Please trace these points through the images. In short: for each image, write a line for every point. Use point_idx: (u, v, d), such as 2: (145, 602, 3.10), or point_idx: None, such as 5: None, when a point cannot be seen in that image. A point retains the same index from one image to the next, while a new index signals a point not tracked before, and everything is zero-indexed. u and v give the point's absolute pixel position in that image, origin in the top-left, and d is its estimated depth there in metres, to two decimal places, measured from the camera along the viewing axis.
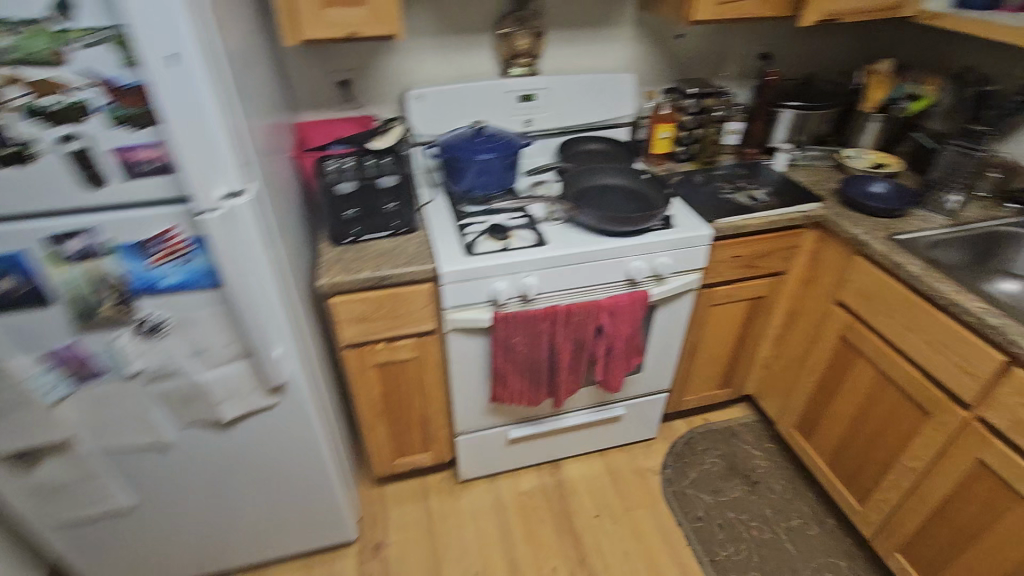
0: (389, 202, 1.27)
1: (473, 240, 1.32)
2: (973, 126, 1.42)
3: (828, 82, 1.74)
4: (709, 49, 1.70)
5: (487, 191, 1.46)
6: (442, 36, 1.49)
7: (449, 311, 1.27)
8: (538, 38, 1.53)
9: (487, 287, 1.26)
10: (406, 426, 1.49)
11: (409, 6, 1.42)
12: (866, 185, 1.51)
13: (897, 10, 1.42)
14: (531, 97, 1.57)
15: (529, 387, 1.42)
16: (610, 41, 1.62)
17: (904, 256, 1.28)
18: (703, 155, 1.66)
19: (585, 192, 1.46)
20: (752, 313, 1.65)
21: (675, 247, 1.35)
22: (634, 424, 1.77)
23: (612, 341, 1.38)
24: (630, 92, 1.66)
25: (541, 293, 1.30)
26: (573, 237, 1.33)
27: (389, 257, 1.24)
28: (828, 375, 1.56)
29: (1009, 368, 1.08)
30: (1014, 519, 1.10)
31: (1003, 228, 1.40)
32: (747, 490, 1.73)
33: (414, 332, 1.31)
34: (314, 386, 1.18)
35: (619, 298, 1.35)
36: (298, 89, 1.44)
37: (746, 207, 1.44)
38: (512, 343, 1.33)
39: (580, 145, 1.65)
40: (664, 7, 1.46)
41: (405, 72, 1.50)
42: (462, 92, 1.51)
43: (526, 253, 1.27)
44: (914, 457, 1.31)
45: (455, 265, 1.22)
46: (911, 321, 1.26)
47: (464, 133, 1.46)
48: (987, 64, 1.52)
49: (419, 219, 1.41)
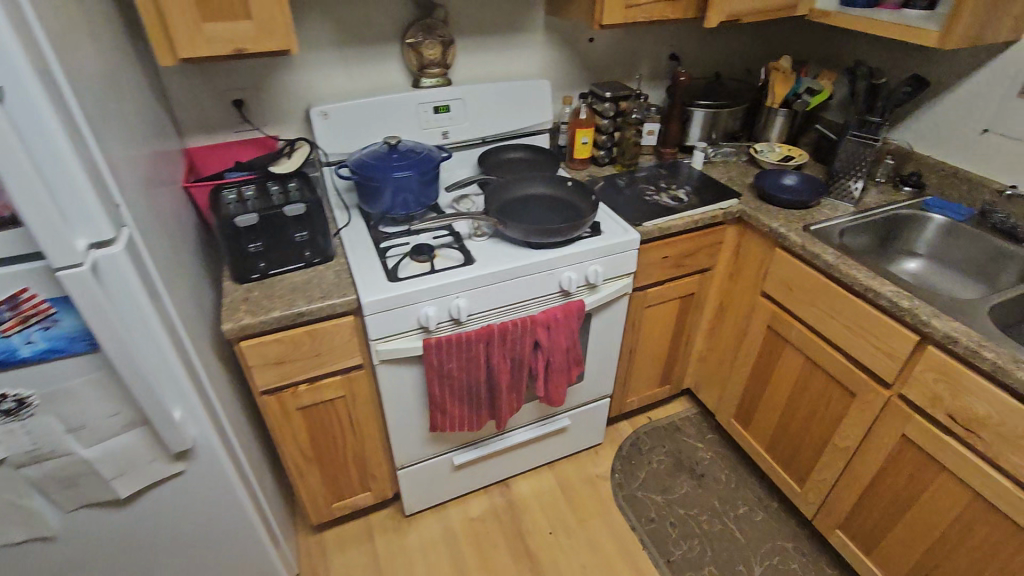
0: (299, 231, 1.17)
1: (396, 264, 1.24)
2: (868, 117, 1.49)
3: (735, 80, 1.79)
4: (620, 52, 1.71)
5: (407, 210, 1.38)
6: (344, 48, 1.39)
7: (376, 342, 1.19)
8: (448, 47, 1.47)
9: (415, 314, 1.19)
10: (342, 467, 1.39)
11: (305, 17, 1.32)
12: (778, 180, 1.56)
13: (791, 10, 1.48)
14: (445, 108, 1.50)
15: (470, 411, 1.36)
16: (522, 47, 1.59)
17: (819, 245, 1.32)
18: (624, 159, 1.66)
19: (510, 203, 1.41)
20: (684, 311, 1.67)
21: (604, 254, 1.33)
22: (580, 433, 1.75)
23: (551, 355, 1.35)
24: (547, 99, 1.63)
25: (473, 313, 1.24)
26: (502, 253, 1.28)
27: (304, 291, 1.14)
28: (759, 365, 1.59)
29: (922, 346, 1.13)
30: (939, 488, 1.16)
31: (903, 211, 1.49)
32: (694, 484, 1.75)
33: (339, 369, 1.21)
34: (229, 442, 1.06)
35: (553, 312, 1.31)
36: (185, 113, 1.30)
37: (670, 208, 1.45)
38: (447, 369, 1.26)
39: (501, 155, 1.60)
40: (572, 11, 1.44)
41: (306, 89, 1.40)
42: (372, 107, 1.42)
43: (453, 274, 1.20)
44: (844, 437, 1.36)
45: (377, 293, 1.14)
46: (831, 308, 1.31)
47: (377, 150, 1.38)
48: (874, 57, 1.61)
49: (336, 245, 1.32)
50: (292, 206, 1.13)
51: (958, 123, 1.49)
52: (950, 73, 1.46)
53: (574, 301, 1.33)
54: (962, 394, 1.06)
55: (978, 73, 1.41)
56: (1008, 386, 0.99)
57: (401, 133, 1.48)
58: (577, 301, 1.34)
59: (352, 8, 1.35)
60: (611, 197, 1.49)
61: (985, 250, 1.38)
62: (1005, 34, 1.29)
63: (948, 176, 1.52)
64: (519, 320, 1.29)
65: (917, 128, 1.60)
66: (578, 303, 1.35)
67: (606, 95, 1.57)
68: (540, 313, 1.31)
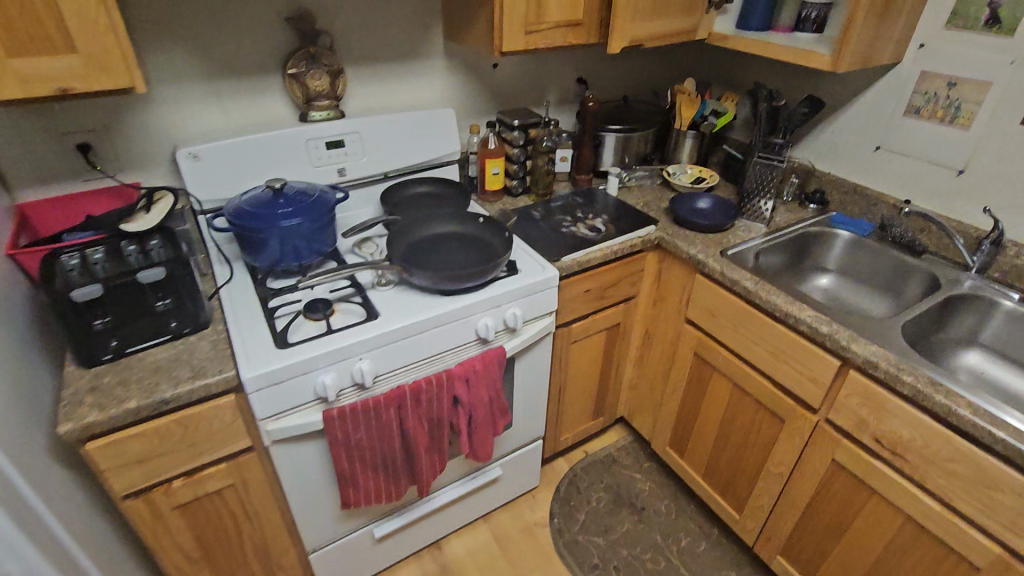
0: (161, 298, 0.99)
1: (286, 327, 1.09)
2: (772, 138, 1.50)
3: (643, 103, 1.77)
4: (526, 77, 1.64)
5: (299, 260, 1.23)
6: (213, 80, 1.23)
7: (265, 421, 1.02)
8: (336, 77, 1.33)
9: (310, 384, 1.03)
10: (240, 563, 1.19)
11: (160, 46, 1.14)
12: (691, 204, 1.54)
13: (691, 34, 1.46)
14: (339, 143, 1.36)
15: (386, 481, 1.21)
16: (421, 74, 1.48)
17: (737, 271, 1.29)
18: (538, 189, 1.57)
19: (417, 246, 1.29)
20: (611, 342, 1.61)
21: (522, 295, 1.24)
22: (514, 479, 1.64)
23: (473, 409, 1.23)
24: (453, 128, 1.52)
25: (379, 375, 1.10)
26: (409, 304, 1.15)
27: (170, 371, 0.96)
28: (689, 391, 1.56)
29: (844, 370, 1.11)
30: (872, 512, 1.14)
31: (812, 228, 1.50)
32: (635, 520, 1.68)
33: (223, 456, 1.03)
34: (76, 571, 0.86)
35: (472, 363, 1.19)
36: (13, 163, 1.08)
37: (588, 239, 1.38)
38: (354, 440, 1.11)
39: (407, 190, 1.48)
40: (470, 37, 1.35)
41: (170, 128, 1.21)
42: (252, 145, 1.26)
43: (353, 333, 1.06)
44: (777, 463, 1.33)
45: (261, 366, 0.98)
46: (754, 334, 1.28)
47: (259, 194, 1.21)
48: (771, 78, 1.64)
49: (215, 308, 1.14)
50: (148, 271, 0.94)
51: (853, 141, 1.53)
52: (842, 93, 1.51)
53: (493, 348, 1.23)
54: (886, 418, 1.05)
55: (867, 93, 1.46)
56: (930, 410, 0.98)
57: (290, 172, 1.32)
58: (497, 348, 1.23)
59: (218, 36, 1.19)
60: (527, 230, 1.40)
61: (889, 265, 1.41)
62: (889, 56, 1.33)
63: (848, 192, 1.56)
64: (433, 376, 1.16)
65: (816, 146, 1.63)
66: (498, 349, 1.24)
67: (514, 123, 1.50)
68: (456, 366, 1.19)
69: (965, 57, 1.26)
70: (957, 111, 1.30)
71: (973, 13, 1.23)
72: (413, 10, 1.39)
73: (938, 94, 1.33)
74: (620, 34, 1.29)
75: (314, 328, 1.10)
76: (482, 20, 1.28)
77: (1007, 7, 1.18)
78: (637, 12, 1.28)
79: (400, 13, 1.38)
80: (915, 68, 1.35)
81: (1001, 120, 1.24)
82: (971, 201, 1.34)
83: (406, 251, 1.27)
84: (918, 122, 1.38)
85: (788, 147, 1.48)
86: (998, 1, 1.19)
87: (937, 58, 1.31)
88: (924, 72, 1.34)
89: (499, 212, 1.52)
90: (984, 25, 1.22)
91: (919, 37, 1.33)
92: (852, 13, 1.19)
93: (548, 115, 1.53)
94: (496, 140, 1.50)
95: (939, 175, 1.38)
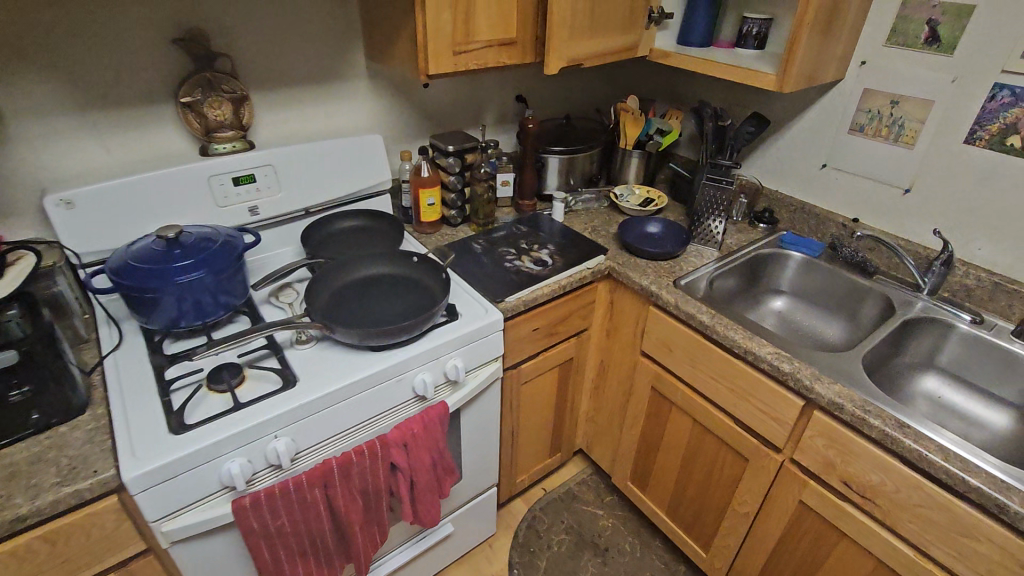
0: (16, 388, 0.81)
1: (184, 403, 0.92)
2: (719, 159, 1.45)
3: (586, 121, 1.69)
4: (460, 97, 1.52)
5: (203, 317, 1.06)
6: (90, 113, 1.05)
7: (160, 522, 0.86)
8: (241, 104, 1.18)
9: (215, 473, 0.88)
10: None
11: (16, 76, 0.96)
12: (641, 230, 1.47)
13: (630, 51, 1.39)
14: (250, 178, 1.20)
15: (317, 565, 1.06)
16: (342, 98, 1.35)
17: (692, 304, 1.22)
18: (478, 219, 1.45)
19: (343, 293, 1.15)
20: (564, 377, 1.52)
21: (463, 344, 1.12)
22: (467, 532, 1.51)
23: (415, 475, 1.09)
24: (381, 156, 1.39)
25: (300, 451, 0.96)
26: (334, 364, 1.01)
27: (30, 477, 0.78)
28: (648, 426, 1.47)
29: (809, 410, 1.05)
30: (843, 557, 1.08)
31: (764, 250, 1.46)
32: (599, 563, 1.59)
33: (109, 566, 0.86)
34: None
35: (410, 426, 1.06)
36: None
37: (533, 274, 1.28)
38: (273, 529, 0.95)
39: (333, 226, 1.33)
40: (393, 58, 1.22)
41: (38, 170, 1.03)
42: (141, 186, 1.08)
43: (266, 407, 0.92)
44: (742, 502, 1.26)
45: (150, 461, 0.81)
46: (713, 370, 1.21)
47: (149, 245, 1.04)
48: (714, 94, 1.59)
49: (98, 383, 0.96)
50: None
51: (798, 158, 1.50)
52: (786, 110, 1.47)
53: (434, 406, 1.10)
54: (855, 460, 0.99)
55: (810, 110, 1.42)
56: (900, 454, 0.92)
57: (190, 214, 1.15)
58: (438, 405, 1.11)
59: (90, 62, 1.02)
60: (467, 267, 1.28)
61: (842, 287, 1.37)
62: (832, 73, 1.29)
63: (796, 211, 1.52)
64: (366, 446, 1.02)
65: (762, 164, 1.59)
66: (439, 406, 1.11)
67: (448, 149, 1.37)
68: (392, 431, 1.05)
69: (906, 75, 1.24)
70: (901, 129, 1.28)
71: (912, 30, 1.20)
72: (328, 28, 1.25)
73: (880, 112, 1.30)
74: (557, 54, 1.19)
75: (219, 402, 0.94)
76: (406, 40, 1.15)
77: (946, 24, 1.15)
78: (574, 30, 1.19)
79: (313, 32, 1.24)
80: (857, 85, 1.32)
81: (945, 138, 1.22)
82: (918, 220, 1.32)
83: (331, 300, 1.12)
84: (863, 141, 1.35)
85: (735, 168, 1.44)
86: (937, 18, 1.16)
87: (879, 75, 1.28)
88: (867, 89, 1.31)
89: (437, 246, 1.40)
90: (924, 42, 1.19)
91: (860, 54, 1.30)
92: (795, 31, 1.14)
93: (486, 139, 1.41)
94: (429, 167, 1.37)
95: (886, 193, 1.35)
